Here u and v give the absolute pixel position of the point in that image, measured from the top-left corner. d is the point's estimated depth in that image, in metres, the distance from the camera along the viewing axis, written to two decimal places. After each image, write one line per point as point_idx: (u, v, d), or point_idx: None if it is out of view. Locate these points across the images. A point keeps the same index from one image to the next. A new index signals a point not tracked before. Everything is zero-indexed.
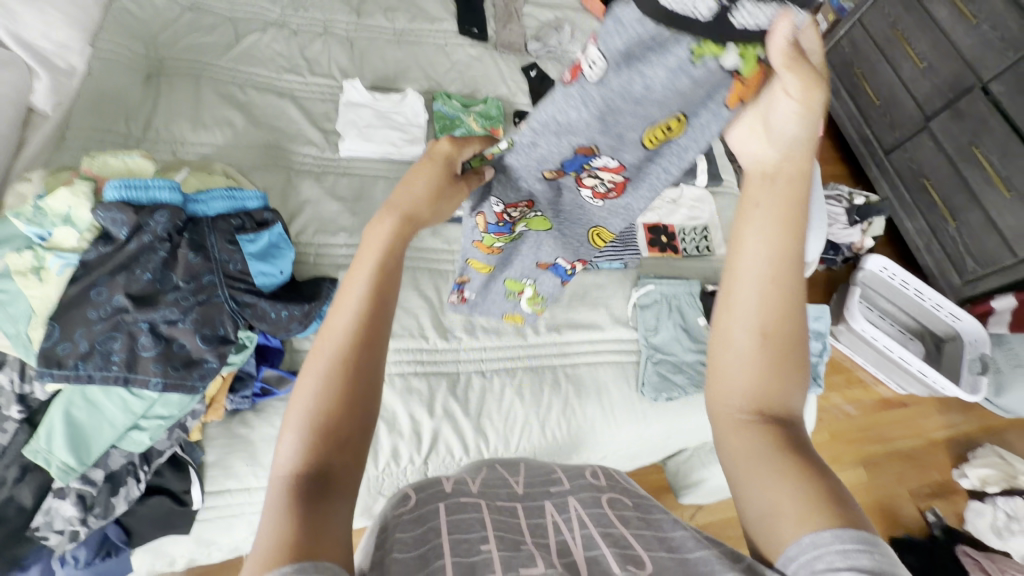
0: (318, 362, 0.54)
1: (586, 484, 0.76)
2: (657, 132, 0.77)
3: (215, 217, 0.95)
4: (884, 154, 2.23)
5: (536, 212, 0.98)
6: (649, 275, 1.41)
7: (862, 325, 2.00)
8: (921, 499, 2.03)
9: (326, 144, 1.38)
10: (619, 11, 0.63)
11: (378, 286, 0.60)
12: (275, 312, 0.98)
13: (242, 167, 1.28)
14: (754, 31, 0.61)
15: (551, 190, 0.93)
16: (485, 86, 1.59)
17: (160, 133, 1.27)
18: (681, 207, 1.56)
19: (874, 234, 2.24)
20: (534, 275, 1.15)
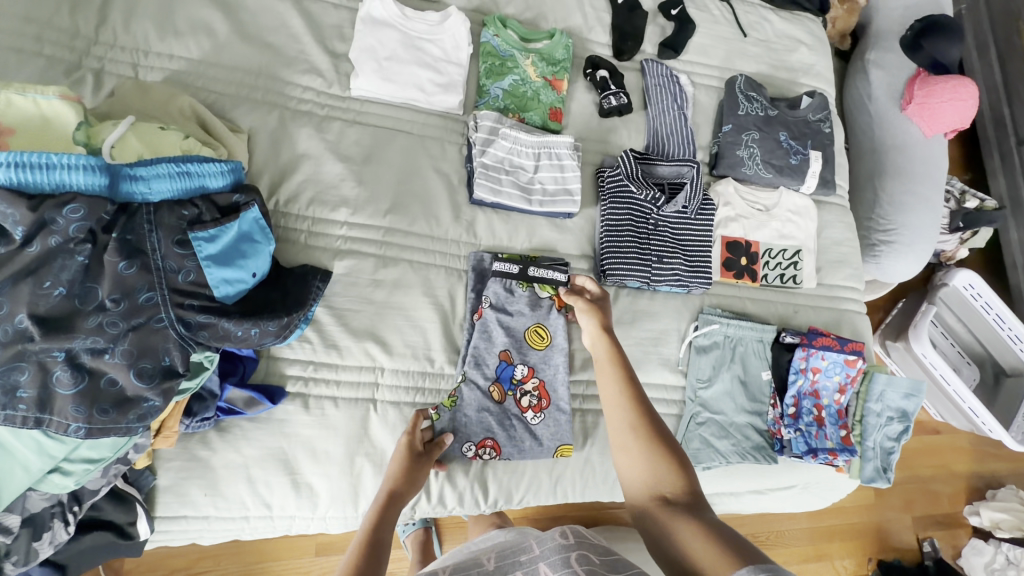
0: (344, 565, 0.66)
1: (558, 542, 0.70)
2: (534, 337, 1.02)
3: (158, 204, 0.70)
4: (1016, 143, 1.75)
5: (524, 341, 1.02)
6: (715, 310, 1.14)
7: (923, 349, 1.71)
8: (922, 527, 1.84)
9: (333, 74, 1.04)
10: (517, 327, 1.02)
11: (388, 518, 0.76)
12: (242, 331, 0.76)
13: (224, 99, 0.97)
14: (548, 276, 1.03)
15: (502, 416, 0.98)
16: (554, 12, 1.19)
17: (116, 34, 0.95)
18: (774, 219, 1.22)
19: (973, 245, 1.86)
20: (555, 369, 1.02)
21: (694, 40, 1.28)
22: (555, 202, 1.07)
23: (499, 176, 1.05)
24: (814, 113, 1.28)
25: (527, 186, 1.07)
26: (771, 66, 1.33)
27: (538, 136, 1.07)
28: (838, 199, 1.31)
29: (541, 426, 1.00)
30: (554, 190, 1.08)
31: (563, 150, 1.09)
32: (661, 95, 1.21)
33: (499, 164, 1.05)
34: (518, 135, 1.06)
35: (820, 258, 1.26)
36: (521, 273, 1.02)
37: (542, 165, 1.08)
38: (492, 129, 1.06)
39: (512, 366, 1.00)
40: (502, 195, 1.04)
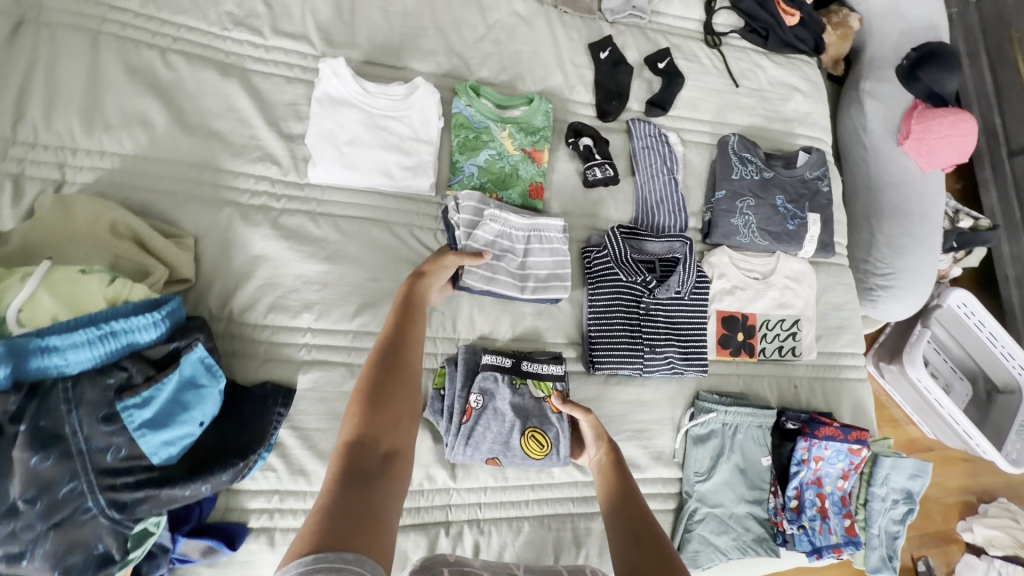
0: (348, 426, 0.61)
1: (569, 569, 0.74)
2: (531, 442, 0.92)
3: (80, 375, 0.61)
4: (1006, 156, 1.67)
5: (546, 432, 0.93)
6: (711, 395, 1.07)
7: (917, 372, 1.61)
8: (916, 547, 1.69)
9: (289, 161, 0.95)
10: (495, 419, 0.92)
11: (404, 398, 0.66)
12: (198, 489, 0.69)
13: (165, 199, 0.87)
14: (541, 373, 0.95)
15: (529, 403, 0.94)
16: (531, 72, 1.10)
17: (33, 130, 0.83)
18: (772, 288, 1.15)
19: (967, 264, 1.77)
20: (545, 420, 0.93)
21: (682, 93, 1.19)
22: (547, 289, 0.99)
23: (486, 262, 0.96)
24: (812, 170, 1.20)
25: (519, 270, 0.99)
26: (765, 117, 1.25)
27: (528, 219, 0.99)
28: (837, 259, 1.24)
29: (529, 388, 0.95)
30: (546, 275, 1.00)
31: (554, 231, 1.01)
32: (649, 157, 1.12)
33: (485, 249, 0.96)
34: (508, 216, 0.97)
35: (820, 325, 1.20)
36: (511, 368, 0.94)
37: (534, 248, 1.00)
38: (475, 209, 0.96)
39: (532, 427, 0.92)
40: (495, 283, 0.96)
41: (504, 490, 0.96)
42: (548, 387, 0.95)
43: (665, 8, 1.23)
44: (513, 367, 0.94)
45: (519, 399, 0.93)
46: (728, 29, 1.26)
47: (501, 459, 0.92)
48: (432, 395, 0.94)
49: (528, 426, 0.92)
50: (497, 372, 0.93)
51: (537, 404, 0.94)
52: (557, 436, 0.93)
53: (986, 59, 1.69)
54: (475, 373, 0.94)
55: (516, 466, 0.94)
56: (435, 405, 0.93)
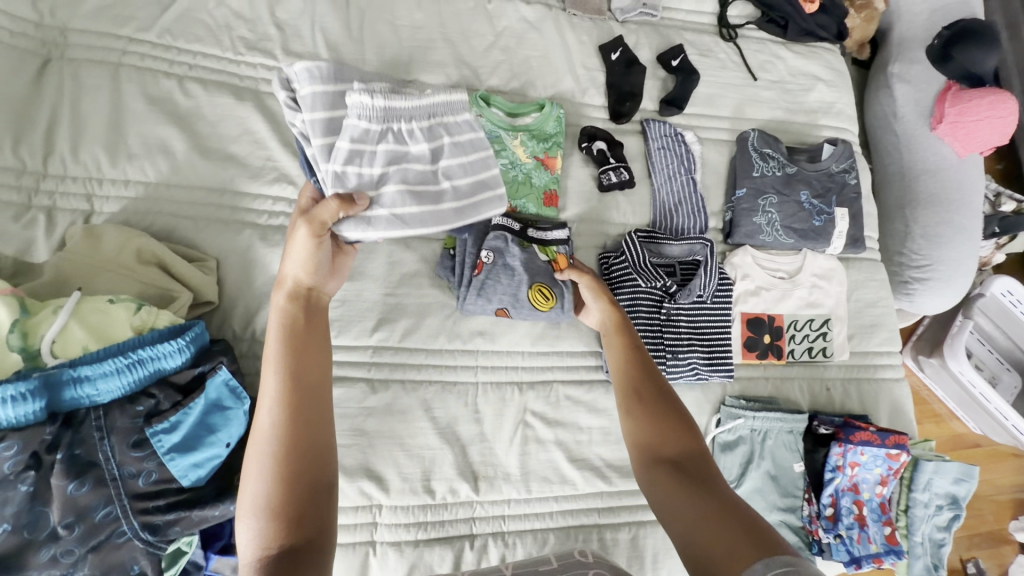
0: (251, 530, 0.55)
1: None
2: (538, 298, 0.95)
3: (110, 404, 0.64)
4: None
5: (553, 291, 0.95)
6: (738, 400, 1.04)
7: (960, 366, 1.52)
8: (965, 548, 1.61)
9: (305, 180, 0.96)
10: (501, 274, 0.95)
11: (305, 459, 0.59)
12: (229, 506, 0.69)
13: (188, 224, 0.90)
14: (547, 235, 0.98)
15: (535, 264, 0.96)
16: (542, 77, 1.09)
17: (62, 164, 0.86)
18: (799, 287, 1.11)
19: (1012, 250, 1.67)
20: (551, 279, 0.96)
21: (698, 90, 1.16)
22: (476, 206, 0.86)
23: (379, 179, 0.80)
24: (838, 163, 1.15)
25: (431, 191, 0.84)
26: (787, 110, 1.20)
27: (411, 109, 0.82)
28: (868, 254, 1.19)
29: (535, 251, 0.97)
30: (467, 186, 0.87)
31: (461, 119, 0.87)
32: (665, 158, 1.10)
33: (368, 160, 0.80)
34: (391, 105, 0.81)
35: (852, 324, 1.15)
36: (518, 231, 0.97)
37: (442, 150, 0.86)
38: (336, 99, 0.78)
39: (538, 285, 0.95)
40: (376, 217, 0.78)
41: (527, 502, 0.95)
42: (554, 249, 0.97)
43: (678, 3, 1.20)
44: (521, 228, 0.97)
45: (524, 258, 0.96)
46: (744, 21, 1.23)
47: (511, 311, 0.95)
48: (444, 255, 0.99)
49: (534, 283, 0.95)
50: (505, 231, 0.96)
51: (542, 265, 0.97)
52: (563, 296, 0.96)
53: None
54: (486, 233, 0.97)
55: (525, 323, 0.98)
56: (444, 264, 0.98)
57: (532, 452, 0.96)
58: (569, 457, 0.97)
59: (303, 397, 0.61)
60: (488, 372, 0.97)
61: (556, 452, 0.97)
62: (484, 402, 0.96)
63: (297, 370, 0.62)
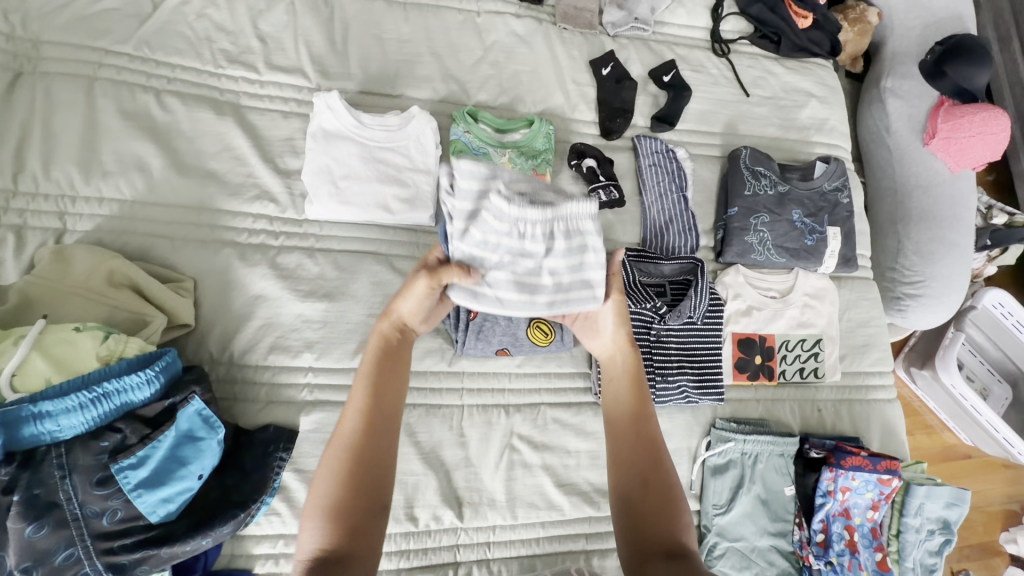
0: (312, 532, 0.58)
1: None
2: (536, 332, 0.94)
3: (74, 439, 0.61)
4: None
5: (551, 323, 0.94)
6: (729, 421, 1.03)
7: (952, 379, 1.51)
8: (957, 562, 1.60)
9: (287, 197, 0.94)
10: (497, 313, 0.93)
11: (370, 475, 0.61)
12: (206, 538, 0.68)
13: (164, 244, 0.87)
14: None
15: None
16: (531, 92, 1.07)
17: (32, 182, 0.84)
18: (791, 306, 1.10)
19: (1004, 264, 1.67)
20: None
21: (690, 106, 1.15)
22: (569, 301, 0.81)
23: (494, 265, 0.81)
24: (830, 180, 1.14)
25: (534, 281, 0.82)
26: (780, 126, 1.19)
27: (542, 210, 0.79)
28: (860, 273, 1.18)
29: None
30: (569, 282, 0.82)
31: (586, 226, 0.81)
32: (656, 176, 1.08)
33: (490, 249, 0.80)
34: (527, 208, 0.79)
35: (844, 343, 1.14)
36: None
37: (558, 249, 0.81)
38: (481, 194, 0.78)
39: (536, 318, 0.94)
40: (478, 295, 0.81)
41: (513, 528, 0.92)
42: None
43: (670, 17, 1.18)
44: None
45: None
46: (737, 36, 1.22)
47: (511, 349, 0.94)
48: None
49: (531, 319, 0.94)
50: None
51: None
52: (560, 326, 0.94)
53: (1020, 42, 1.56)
54: None
55: (528, 355, 0.97)
56: None
57: (518, 476, 0.94)
58: (556, 482, 0.95)
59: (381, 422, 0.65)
60: (474, 396, 0.95)
61: (543, 477, 0.95)
62: (470, 426, 0.94)
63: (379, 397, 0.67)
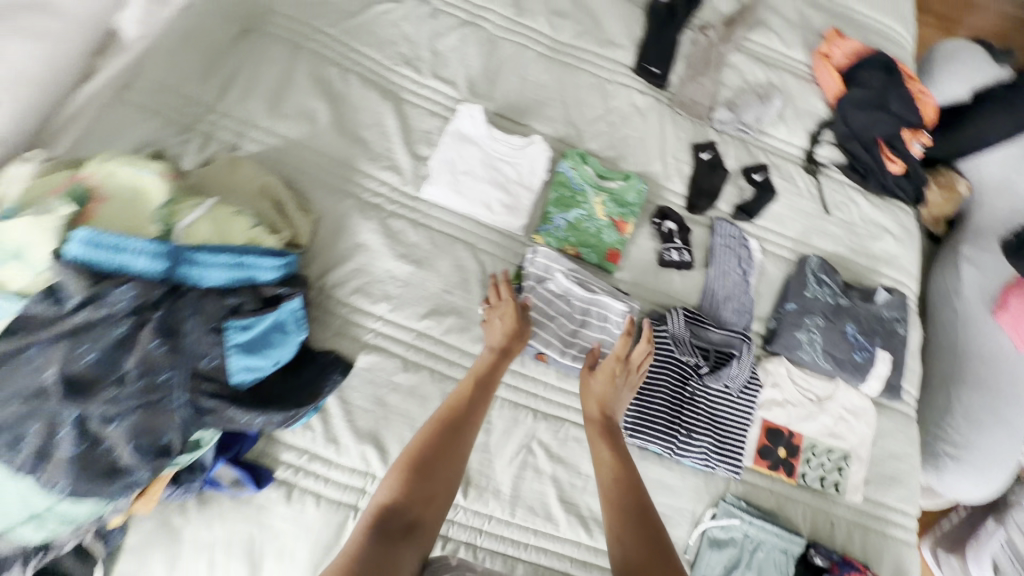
0: (389, 489, 0.75)
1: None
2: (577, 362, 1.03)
3: (207, 289, 0.74)
4: None
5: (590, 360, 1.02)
6: (739, 501, 1.04)
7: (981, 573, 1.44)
8: None
9: (411, 174, 1.10)
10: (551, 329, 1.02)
11: (444, 463, 0.79)
12: (248, 420, 0.76)
13: (305, 179, 1.04)
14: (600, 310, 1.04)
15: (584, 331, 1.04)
16: (634, 155, 1.23)
17: (231, 105, 1.05)
18: (825, 413, 1.12)
19: None
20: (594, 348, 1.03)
21: (771, 206, 1.26)
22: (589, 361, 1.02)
23: (548, 315, 1.02)
24: (890, 310, 1.19)
25: (572, 337, 1.03)
26: (851, 249, 1.27)
27: (587, 291, 1.03)
28: (902, 407, 1.19)
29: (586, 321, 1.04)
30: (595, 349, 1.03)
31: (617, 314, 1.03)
32: (726, 255, 1.18)
33: (548, 304, 1.03)
34: (577, 287, 1.03)
35: (871, 468, 1.13)
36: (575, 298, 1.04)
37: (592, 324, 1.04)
38: (548, 266, 1.04)
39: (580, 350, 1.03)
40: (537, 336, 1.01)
41: (507, 525, 0.96)
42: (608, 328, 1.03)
43: (772, 130, 1.33)
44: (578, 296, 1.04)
45: (573, 323, 1.03)
46: (829, 162, 1.34)
47: (550, 357, 1.03)
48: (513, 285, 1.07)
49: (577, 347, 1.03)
50: (562, 296, 1.03)
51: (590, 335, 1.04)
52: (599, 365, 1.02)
53: None
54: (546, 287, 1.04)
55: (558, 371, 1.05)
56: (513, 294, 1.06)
57: (526, 478, 0.98)
58: (559, 497, 0.98)
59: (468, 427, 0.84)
60: (510, 391, 1.03)
61: (548, 487, 0.98)
62: (497, 418, 1.00)
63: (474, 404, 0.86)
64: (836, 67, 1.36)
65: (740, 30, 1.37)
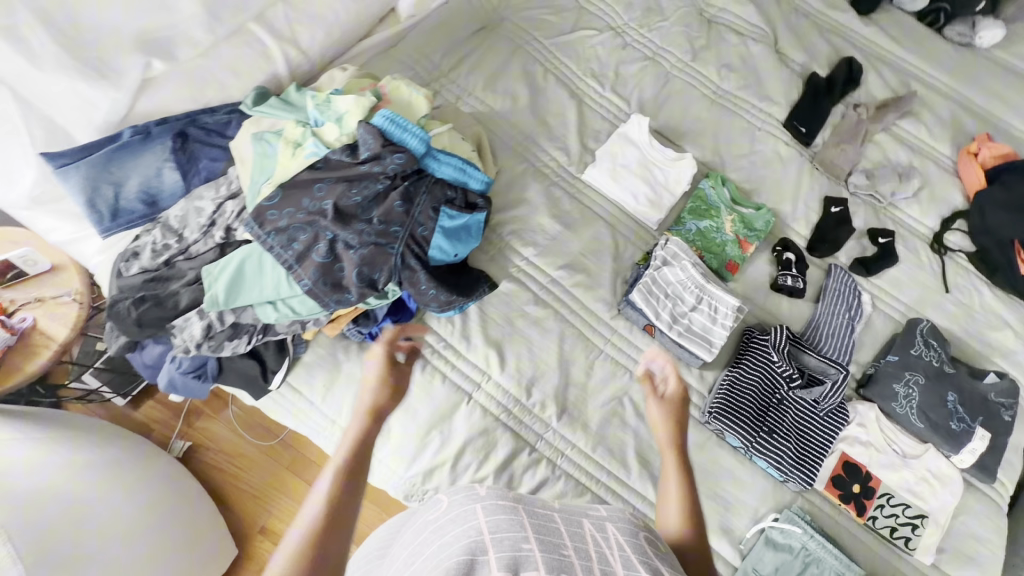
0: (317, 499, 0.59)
1: (622, 517, 0.64)
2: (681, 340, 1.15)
3: (437, 180, 1.01)
4: None
5: (693, 340, 1.14)
6: (805, 515, 1.08)
7: None
8: None
9: (577, 158, 1.33)
10: (665, 305, 1.16)
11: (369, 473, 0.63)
12: (425, 287, 0.99)
13: (496, 139, 1.30)
14: (711, 302, 1.17)
15: (694, 316, 1.17)
16: (768, 192, 1.38)
17: (459, 75, 1.35)
18: (908, 469, 1.14)
19: None
20: (700, 333, 1.15)
21: (890, 269, 1.34)
22: (692, 342, 1.14)
23: (664, 294, 1.17)
24: (997, 393, 1.21)
25: (681, 318, 1.16)
26: (965, 330, 1.30)
27: (703, 281, 1.18)
28: (992, 494, 1.17)
29: (697, 308, 1.17)
30: (700, 334, 1.15)
31: (725, 308, 1.15)
32: (836, 299, 1.26)
33: (666, 284, 1.18)
34: (695, 277, 1.18)
35: (948, 539, 1.12)
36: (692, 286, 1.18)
37: (702, 312, 1.17)
38: (675, 254, 1.20)
39: (686, 331, 1.15)
40: (651, 308, 1.15)
41: (586, 457, 1.08)
42: (715, 319, 1.16)
43: (905, 205, 1.42)
44: (695, 285, 1.18)
45: (685, 307, 1.17)
46: (957, 248, 1.39)
47: (657, 331, 1.17)
48: (637, 265, 1.23)
49: (684, 327, 1.15)
50: (680, 280, 1.18)
51: (699, 322, 1.16)
52: (700, 347, 1.14)
53: None
54: (668, 270, 1.19)
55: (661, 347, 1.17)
56: (636, 271, 1.22)
57: (613, 424, 1.10)
58: (637, 450, 1.09)
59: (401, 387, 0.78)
60: (615, 349, 1.17)
61: (630, 438, 1.10)
62: (600, 367, 1.14)
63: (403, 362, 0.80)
64: (981, 165, 1.44)
65: (892, 115, 1.50)
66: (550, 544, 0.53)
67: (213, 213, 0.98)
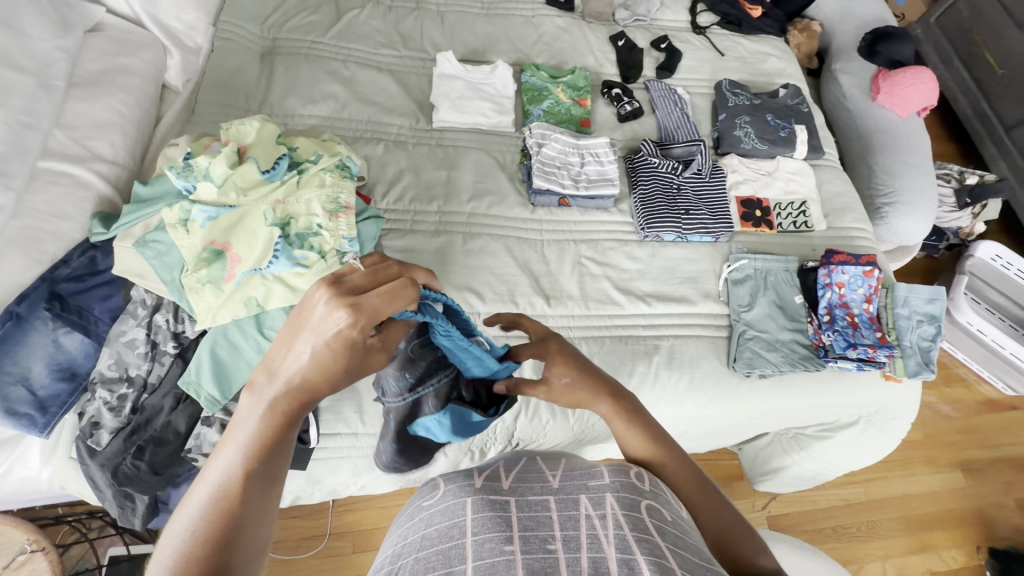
0: None
1: (626, 480, 0.52)
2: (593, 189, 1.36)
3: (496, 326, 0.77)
4: (1006, 130, 2.03)
5: (599, 183, 1.36)
6: (743, 250, 1.36)
7: (967, 317, 1.80)
8: None
9: (419, 115, 1.43)
10: (564, 172, 1.35)
11: (247, 536, 0.47)
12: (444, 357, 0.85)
13: (346, 139, 1.35)
14: (592, 149, 1.40)
15: (587, 166, 1.38)
16: (572, 58, 1.60)
17: (273, 104, 1.37)
18: (777, 180, 1.48)
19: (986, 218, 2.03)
20: (600, 176, 1.37)
21: (682, 62, 1.65)
22: (601, 186, 1.35)
23: (560, 164, 1.36)
24: (792, 99, 1.60)
25: (582, 175, 1.36)
26: (751, 74, 1.67)
27: (576, 139, 1.40)
28: (829, 163, 1.57)
29: (588, 162, 1.38)
30: (601, 178, 1.37)
31: (602, 149, 1.40)
32: (665, 101, 1.54)
33: (555, 157, 1.36)
34: (569, 139, 1.40)
35: (826, 207, 1.49)
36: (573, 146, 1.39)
37: (591, 161, 1.38)
38: (544, 133, 1.39)
39: (588, 182, 1.36)
40: (556, 181, 1.32)
41: (587, 317, 1.23)
42: (603, 161, 1.38)
43: (662, 15, 1.74)
44: (575, 145, 1.39)
45: (578, 164, 1.37)
46: (710, 23, 1.75)
47: (570, 199, 1.35)
48: (522, 163, 1.40)
49: (587, 181, 1.36)
50: (563, 147, 1.38)
51: (596, 171, 1.38)
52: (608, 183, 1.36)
53: (957, 60, 2.18)
54: (549, 145, 1.38)
55: (580, 207, 1.36)
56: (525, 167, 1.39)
57: (588, 281, 1.27)
58: (616, 286, 1.28)
59: (242, 551, 0.47)
60: (551, 232, 1.33)
61: (606, 283, 1.28)
62: (551, 252, 1.29)
63: (241, 507, 0.47)
64: None
65: None
66: (536, 541, 0.43)
67: (147, 335, 0.95)
